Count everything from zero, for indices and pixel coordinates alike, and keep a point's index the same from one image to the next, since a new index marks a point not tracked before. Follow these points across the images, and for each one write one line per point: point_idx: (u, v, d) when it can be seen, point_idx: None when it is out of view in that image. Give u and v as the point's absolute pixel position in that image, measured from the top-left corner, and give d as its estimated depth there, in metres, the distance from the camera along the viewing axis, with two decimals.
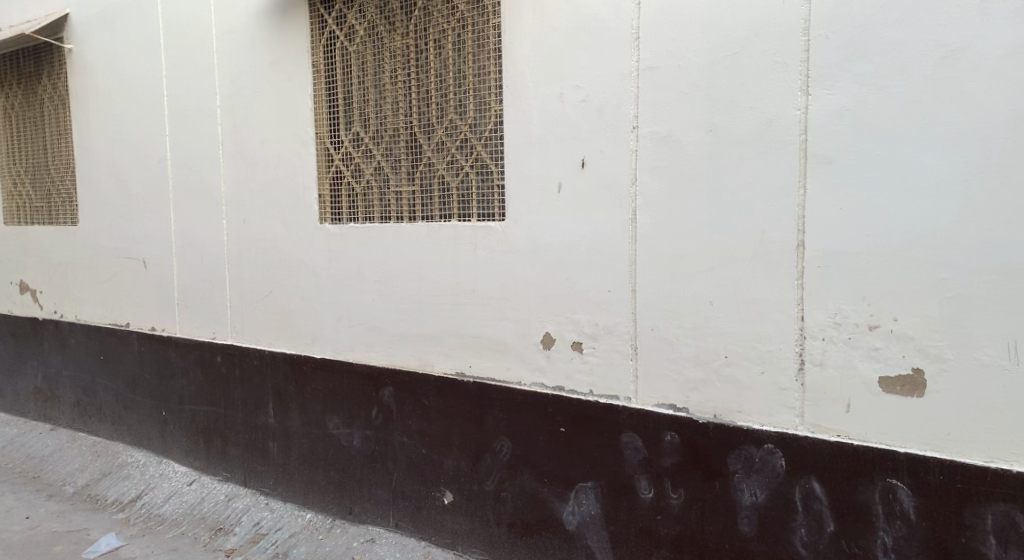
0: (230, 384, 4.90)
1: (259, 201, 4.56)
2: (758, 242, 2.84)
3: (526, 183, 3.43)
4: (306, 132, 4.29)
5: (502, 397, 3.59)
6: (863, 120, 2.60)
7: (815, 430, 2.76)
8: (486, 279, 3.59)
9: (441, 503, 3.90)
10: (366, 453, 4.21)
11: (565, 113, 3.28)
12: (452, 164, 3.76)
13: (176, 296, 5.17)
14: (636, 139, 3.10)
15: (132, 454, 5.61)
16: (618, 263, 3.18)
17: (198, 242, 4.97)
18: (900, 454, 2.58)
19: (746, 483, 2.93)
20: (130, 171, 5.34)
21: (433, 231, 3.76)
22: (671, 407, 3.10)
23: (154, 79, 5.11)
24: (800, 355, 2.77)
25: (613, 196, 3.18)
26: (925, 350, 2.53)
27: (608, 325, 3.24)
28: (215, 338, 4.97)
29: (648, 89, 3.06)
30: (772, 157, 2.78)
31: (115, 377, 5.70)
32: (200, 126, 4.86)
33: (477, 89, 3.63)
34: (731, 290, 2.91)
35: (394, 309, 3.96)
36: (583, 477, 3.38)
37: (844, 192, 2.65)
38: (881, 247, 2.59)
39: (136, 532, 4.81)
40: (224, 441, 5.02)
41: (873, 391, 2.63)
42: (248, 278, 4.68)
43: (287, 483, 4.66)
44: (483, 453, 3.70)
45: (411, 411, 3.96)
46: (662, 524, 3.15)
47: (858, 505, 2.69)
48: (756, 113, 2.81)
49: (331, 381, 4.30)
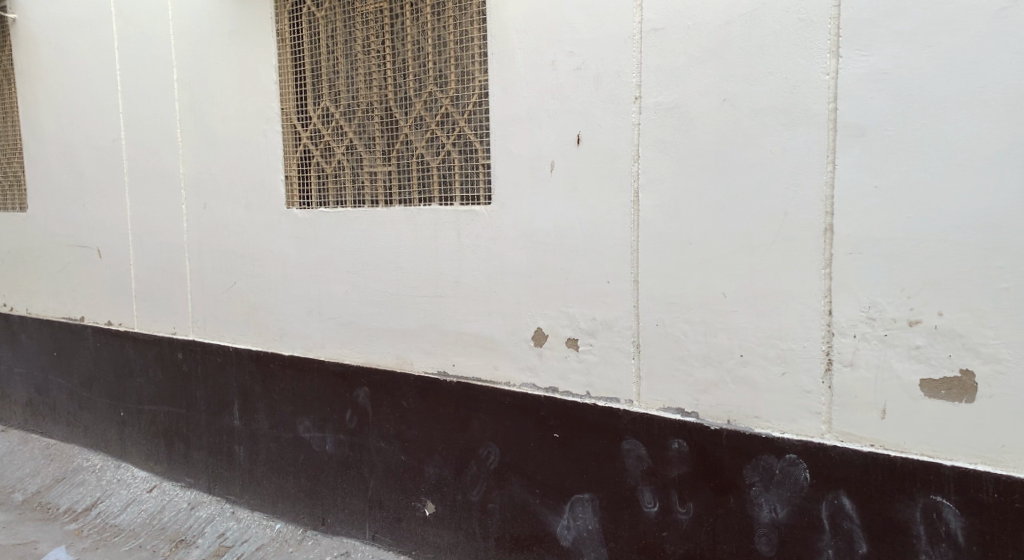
0: (191, 382, 4.52)
1: (220, 184, 4.16)
2: (779, 226, 2.50)
3: (513, 161, 3.07)
4: (271, 107, 3.89)
5: (488, 398, 3.25)
6: (905, 85, 2.27)
7: (844, 439, 2.44)
8: (470, 269, 3.23)
9: (421, 514, 3.56)
10: (340, 459, 3.85)
11: (558, 82, 2.92)
12: (432, 143, 3.40)
13: (133, 288, 4.76)
14: (639, 111, 2.76)
15: (88, 457, 5.22)
16: (618, 251, 2.84)
17: (155, 229, 4.57)
18: (946, 468, 2.27)
19: (765, 497, 2.61)
20: (82, 152, 4.92)
21: (413, 217, 3.39)
22: (679, 411, 2.77)
23: (105, 51, 4.67)
24: (828, 353, 2.45)
25: (613, 176, 2.83)
26: (976, 350, 2.22)
27: (607, 320, 2.90)
28: (175, 333, 4.57)
29: (652, 54, 2.70)
30: (797, 130, 2.45)
31: (70, 374, 5.30)
32: (156, 102, 4.45)
33: (459, 57, 3.26)
34: (747, 281, 2.58)
35: (368, 302, 3.59)
36: (579, 488, 3.04)
37: (880, 168, 2.33)
38: (924, 231, 2.27)
39: (90, 545, 4.43)
40: (186, 444, 4.64)
41: (913, 396, 2.32)
42: (210, 269, 4.29)
43: (254, 490, 4.29)
44: (468, 460, 3.36)
45: (388, 413, 3.60)
46: (668, 541, 2.83)
47: (895, 524, 2.37)
48: (778, 79, 2.47)
49: (300, 381, 3.94)
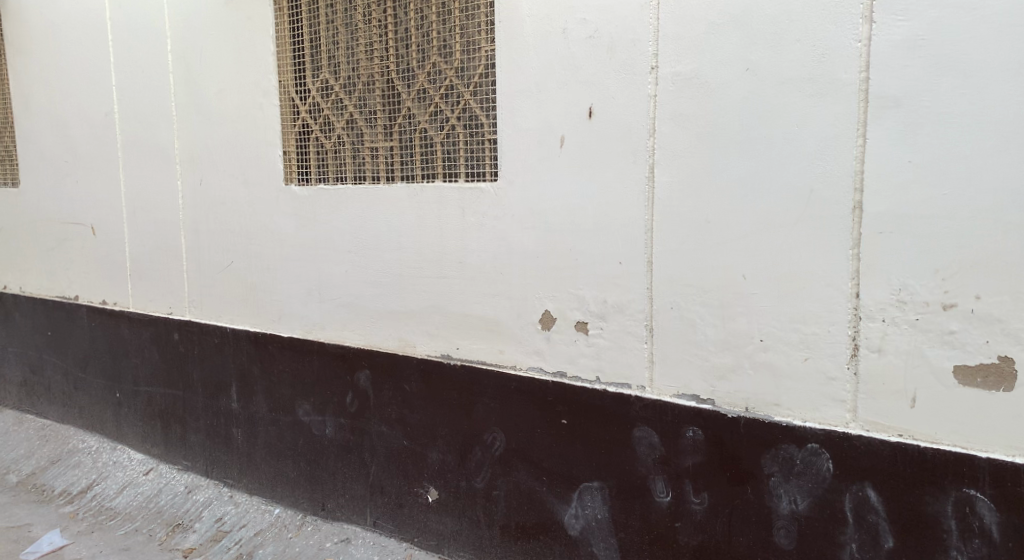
0: (188, 363, 4.40)
1: (217, 159, 4.02)
2: (804, 204, 2.36)
3: (521, 136, 2.93)
4: (268, 79, 3.74)
5: (494, 382, 3.12)
6: (946, 52, 2.12)
7: (870, 428, 2.32)
8: (475, 249, 3.10)
9: (424, 501, 3.45)
10: (340, 444, 3.74)
11: (569, 51, 2.77)
12: (435, 117, 3.25)
13: (128, 267, 4.63)
14: (655, 82, 2.61)
15: (84, 438, 5.11)
16: (632, 230, 2.70)
17: (150, 206, 4.43)
18: (981, 460, 2.15)
19: (784, 488, 2.49)
20: (74, 126, 4.77)
21: (416, 194, 3.25)
22: (693, 398, 2.65)
23: (96, 20, 4.51)
24: (854, 338, 2.32)
25: (627, 150, 2.69)
26: (1015, 335, 2.09)
27: (618, 303, 2.76)
28: (171, 313, 4.45)
29: (671, 21, 2.55)
30: (825, 101, 2.30)
31: (64, 354, 5.18)
32: (149, 74, 4.29)
33: (465, 26, 3.11)
34: (768, 262, 2.44)
35: (369, 283, 3.46)
36: (588, 476, 2.93)
37: (915, 142, 2.18)
38: (961, 208, 2.14)
39: (84, 529, 4.33)
40: (182, 426, 4.54)
41: (946, 383, 2.19)
42: (206, 247, 4.16)
43: (252, 474, 4.18)
44: (472, 447, 3.25)
45: (390, 397, 3.48)
46: (681, 532, 2.72)
47: (923, 518, 2.26)
48: (806, 47, 2.32)
49: (299, 363, 3.82)
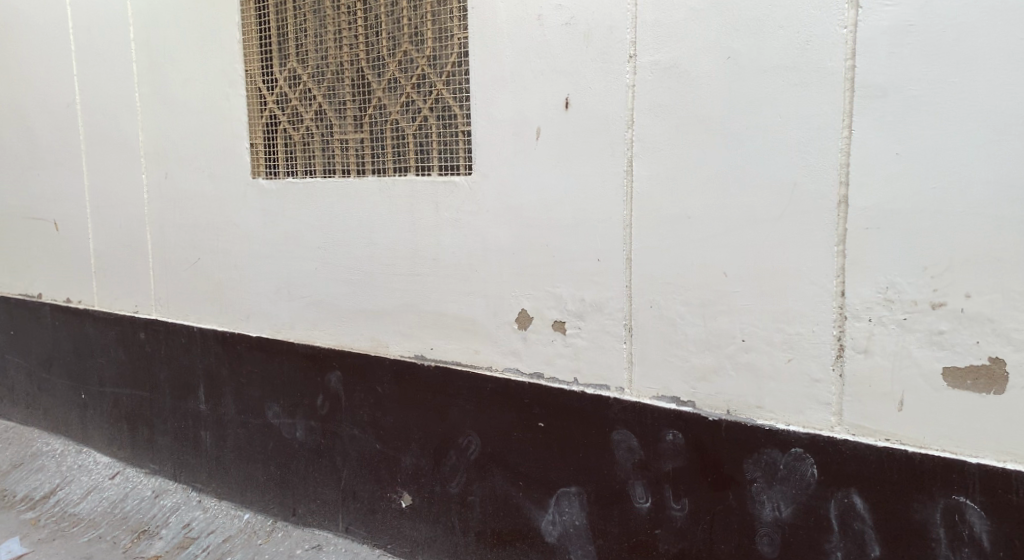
0: (155, 363, 4.25)
1: (182, 153, 3.87)
2: (788, 199, 2.27)
3: (496, 128, 2.81)
4: (235, 68, 3.60)
5: (468, 383, 3.01)
6: (935, 39, 2.03)
7: (856, 432, 2.23)
8: (449, 245, 2.99)
9: (397, 506, 3.33)
10: (311, 447, 3.62)
11: (545, 39, 2.66)
12: (407, 108, 3.12)
13: (92, 264, 4.47)
14: (634, 71, 2.50)
15: (48, 441, 4.95)
16: (610, 225, 2.60)
17: (114, 201, 4.27)
18: (971, 466, 2.07)
19: (767, 494, 2.40)
20: (35, 119, 4.60)
21: (386, 189, 3.13)
22: (673, 401, 2.55)
23: (57, 8, 4.34)
24: (839, 338, 2.23)
25: (605, 143, 2.58)
26: (1007, 337, 2.01)
27: (596, 301, 2.66)
28: (137, 312, 4.30)
29: (650, 7, 2.45)
30: (809, 91, 2.21)
31: (28, 354, 5.01)
32: (112, 64, 4.13)
33: (436, 13, 2.98)
34: (752, 259, 2.34)
35: (340, 280, 3.34)
36: (566, 481, 2.83)
37: (903, 133, 2.09)
38: (951, 203, 2.05)
39: (46, 536, 4.18)
40: (150, 429, 4.39)
41: (934, 386, 2.11)
42: (172, 243, 4.01)
43: (221, 478, 4.05)
44: (446, 450, 3.13)
45: (362, 399, 3.36)
46: (661, 539, 2.62)
47: (912, 526, 2.18)
48: (789, 35, 2.22)
49: (268, 364, 3.69)
